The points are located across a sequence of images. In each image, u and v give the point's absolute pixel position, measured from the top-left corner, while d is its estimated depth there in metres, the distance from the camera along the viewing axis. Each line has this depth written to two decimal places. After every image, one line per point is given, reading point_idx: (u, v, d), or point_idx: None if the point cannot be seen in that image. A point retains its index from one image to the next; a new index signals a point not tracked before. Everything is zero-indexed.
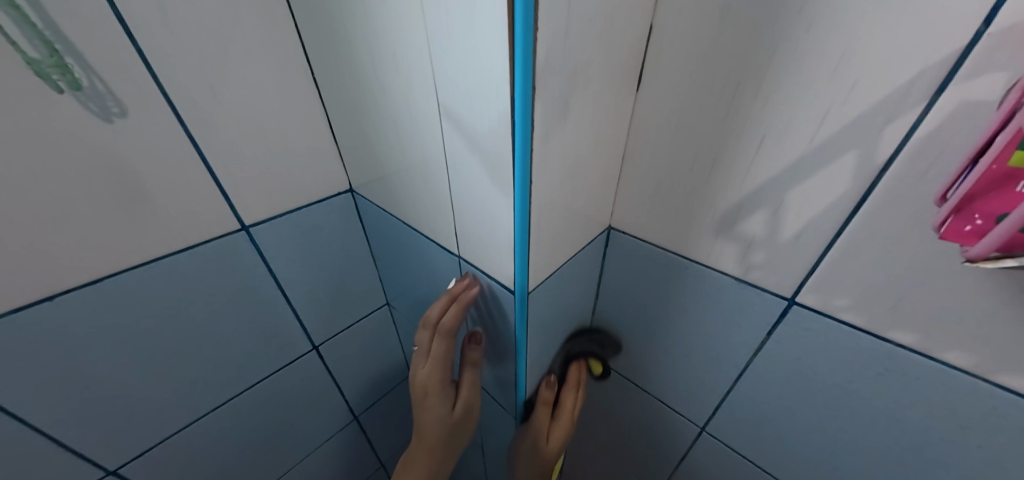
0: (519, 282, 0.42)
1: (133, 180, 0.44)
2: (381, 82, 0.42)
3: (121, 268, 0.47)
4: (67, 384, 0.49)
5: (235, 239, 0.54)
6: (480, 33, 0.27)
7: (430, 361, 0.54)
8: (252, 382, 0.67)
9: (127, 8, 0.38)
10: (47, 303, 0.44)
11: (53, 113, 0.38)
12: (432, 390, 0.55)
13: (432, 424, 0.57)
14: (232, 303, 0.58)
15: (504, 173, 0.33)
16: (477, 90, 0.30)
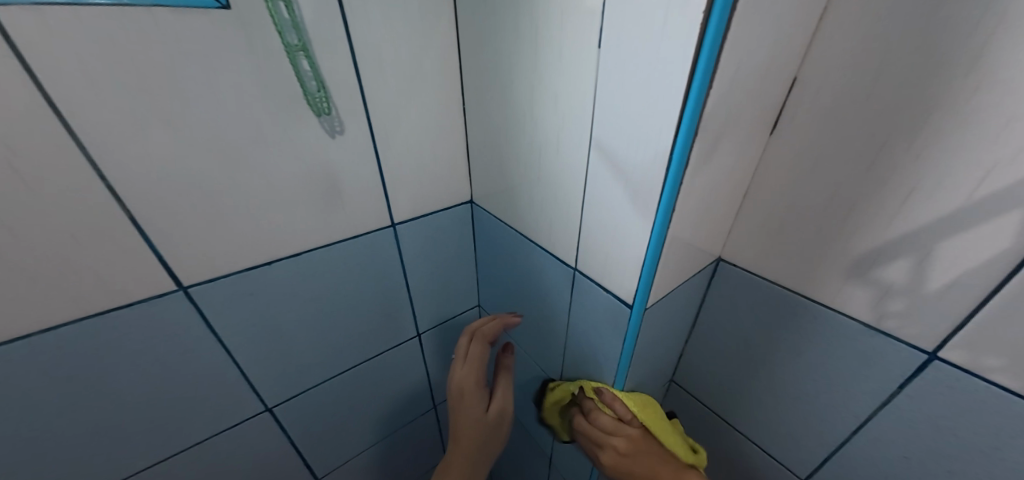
0: (639, 297, 0.45)
1: (333, 180, 0.55)
2: (531, 114, 0.49)
3: (311, 247, 0.58)
4: (256, 337, 0.60)
5: (384, 233, 0.65)
6: (654, 86, 0.33)
7: (467, 362, 0.69)
8: (369, 357, 0.77)
9: (360, 51, 0.49)
10: (264, 267, 0.55)
11: (301, 126, 0.48)
12: (467, 387, 0.68)
13: (469, 421, 0.69)
14: (372, 286, 0.69)
15: (649, 201, 0.38)
16: (638, 129, 0.36)
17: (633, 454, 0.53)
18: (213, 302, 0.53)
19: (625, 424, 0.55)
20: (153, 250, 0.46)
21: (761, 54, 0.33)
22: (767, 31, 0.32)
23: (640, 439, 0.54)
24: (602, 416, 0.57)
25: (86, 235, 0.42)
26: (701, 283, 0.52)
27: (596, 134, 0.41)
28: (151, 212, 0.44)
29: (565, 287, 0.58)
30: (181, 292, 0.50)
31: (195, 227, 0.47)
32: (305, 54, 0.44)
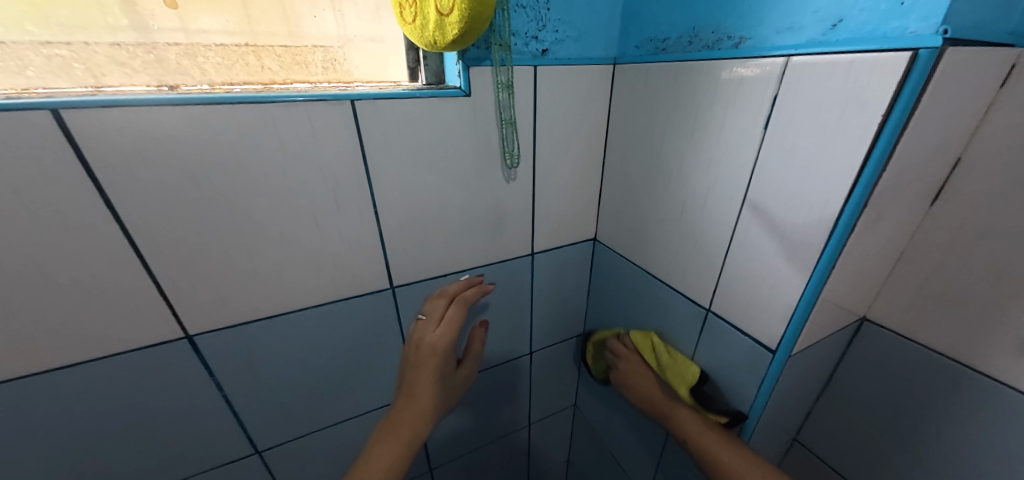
0: (783, 348, 0.46)
1: (497, 215, 0.67)
2: (672, 174, 0.55)
3: (474, 267, 0.70)
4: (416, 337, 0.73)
5: (524, 260, 0.75)
6: (823, 165, 0.38)
7: (445, 323, 0.62)
8: (488, 368, 0.86)
9: (539, 119, 0.61)
10: (438, 279, 0.68)
11: (487, 173, 0.62)
12: (440, 347, 0.62)
13: (433, 386, 0.60)
14: (505, 305, 0.79)
15: (805, 262, 0.41)
16: (801, 199, 0.40)
17: (644, 391, 0.62)
18: (404, 302, 0.67)
19: (628, 360, 0.67)
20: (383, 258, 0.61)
21: (932, 143, 0.37)
22: (941, 126, 0.36)
23: (640, 365, 0.65)
24: (625, 363, 0.67)
25: (350, 243, 0.57)
26: (843, 341, 0.53)
27: (750, 198, 0.45)
28: (388, 229, 0.59)
29: (690, 329, 0.60)
30: (389, 290, 0.65)
31: (409, 242, 0.62)
32: (508, 126, 0.58)
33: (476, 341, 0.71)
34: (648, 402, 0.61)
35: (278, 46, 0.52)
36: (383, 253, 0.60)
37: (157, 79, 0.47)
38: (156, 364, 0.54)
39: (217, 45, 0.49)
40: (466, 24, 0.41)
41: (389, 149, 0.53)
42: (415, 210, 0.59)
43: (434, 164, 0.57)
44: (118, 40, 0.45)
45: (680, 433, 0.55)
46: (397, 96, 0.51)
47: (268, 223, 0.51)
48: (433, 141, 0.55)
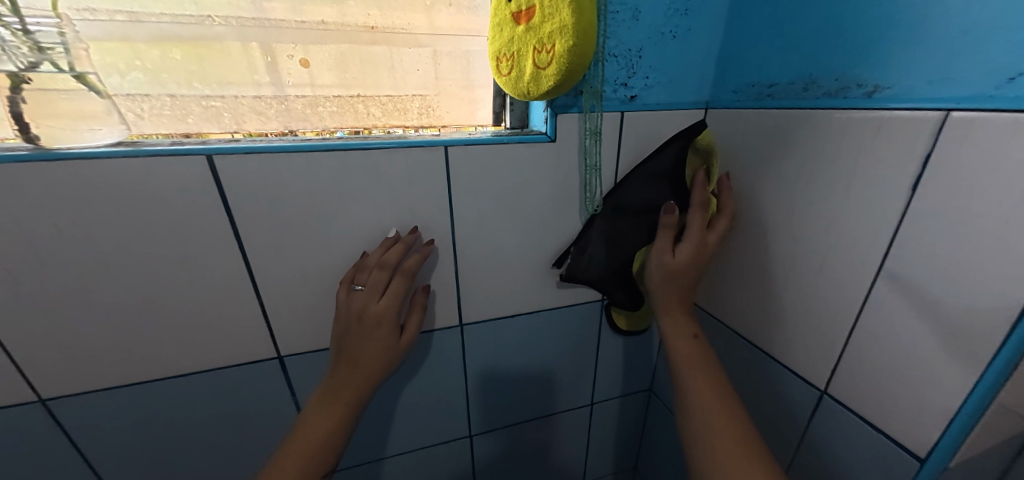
0: (940, 454, 0.38)
1: None
2: (781, 228, 0.49)
3: (543, 309, 0.68)
4: (476, 378, 0.70)
5: (594, 305, 0.71)
6: (1006, 237, 0.31)
7: (390, 295, 0.50)
8: (546, 418, 0.80)
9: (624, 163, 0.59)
10: (505, 319, 0.66)
11: (566, 216, 0.60)
12: (384, 320, 0.50)
13: (377, 358, 0.50)
14: (571, 352, 0.75)
15: (976, 352, 0.34)
16: (971, 274, 0.33)
17: (699, 272, 0.54)
18: (472, 341, 0.66)
19: (720, 244, 0.54)
20: (455, 296, 0.61)
21: None
22: None
23: (710, 259, 0.54)
24: (683, 249, 0.53)
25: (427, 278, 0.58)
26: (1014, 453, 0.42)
27: (890, 266, 0.39)
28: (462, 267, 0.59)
29: (800, 408, 0.51)
30: (458, 328, 0.64)
31: (482, 282, 0.62)
32: (592, 171, 0.56)
33: (412, 318, 0.54)
34: (679, 279, 0.54)
35: (384, 96, 0.57)
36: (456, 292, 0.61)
37: (285, 125, 0.54)
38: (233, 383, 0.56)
39: (334, 96, 0.55)
40: (562, 76, 0.41)
41: (474, 191, 0.54)
42: (489, 248, 0.59)
43: (514, 206, 0.57)
44: (260, 93, 0.52)
45: (686, 337, 0.54)
46: (487, 141, 0.52)
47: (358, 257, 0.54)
48: (517, 185, 0.56)
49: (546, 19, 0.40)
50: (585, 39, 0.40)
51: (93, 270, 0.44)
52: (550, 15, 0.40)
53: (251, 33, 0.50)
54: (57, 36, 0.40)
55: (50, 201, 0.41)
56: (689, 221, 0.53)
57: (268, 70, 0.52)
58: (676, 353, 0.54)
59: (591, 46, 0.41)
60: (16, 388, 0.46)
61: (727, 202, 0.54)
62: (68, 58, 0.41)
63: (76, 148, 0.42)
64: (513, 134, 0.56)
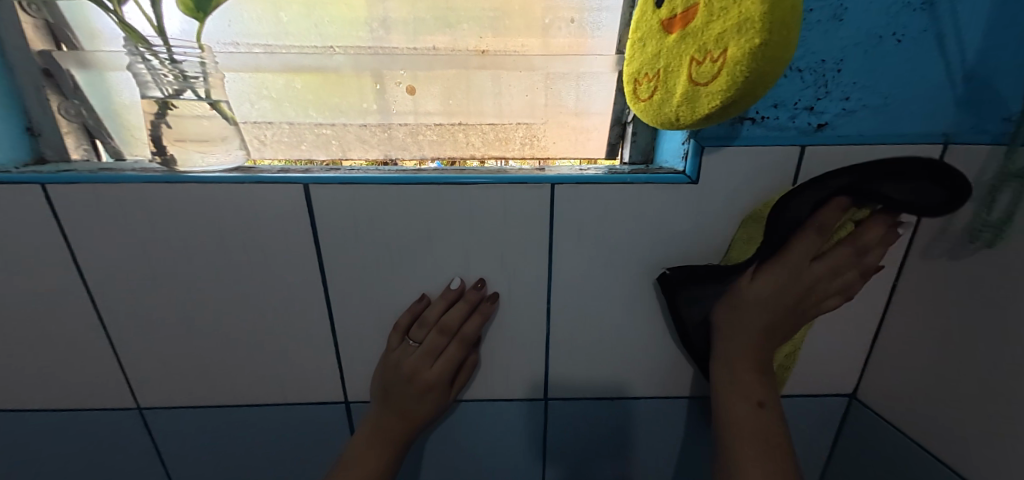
0: None
1: None
2: None
3: (654, 397, 0.51)
4: (554, 468, 0.54)
5: None
6: None
7: (447, 360, 0.43)
8: None
9: None
10: (603, 401, 0.51)
11: None
12: (438, 386, 0.43)
13: (423, 419, 0.43)
14: (685, 458, 0.55)
15: None
16: None
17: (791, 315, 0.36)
18: (557, 421, 0.52)
19: (824, 285, 0.35)
20: (547, 366, 0.48)
21: None
22: None
23: (812, 298, 0.35)
24: (766, 277, 0.36)
25: (514, 340, 0.47)
26: None
27: None
28: (559, 331, 0.46)
29: None
30: (542, 402, 0.50)
31: (584, 352, 0.48)
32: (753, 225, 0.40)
33: (459, 377, 0.45)
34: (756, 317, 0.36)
35: (486, 125, 0.52)
36: (547, 360, 0.48)
37: (386, 153, 0.52)
38: (277, 424, 0.50)
39: (436, 125, 0.51)
40: (743, 87, 0.28)
41: (586, 237, 0.42)
42: (596, 311, 0.46)
43: (637, 259, 0.43)
44: (366, 122, 0.51)
45: (745, 403, 0.36)
46: (605, 179, 0.40)
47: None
48: (643, 234, 0.42)
49: (718, 15, 0.29)
50: (785, 28, 0.26)
51: (187, 289, 0.43)
52: (723, 9, 0.28)
53: (367, 62, 0.48)
54: (201, 66, 0.41)
55: (156, 216, 0.40)
56: (801, 241, 0.34)
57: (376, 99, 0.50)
58: (721, 414, 0.37)
59: (794, 41, 0.27)
60: (121, 392, 0.48)
61: (867, 258, 0.35)
62: (206, 87, 0.42)
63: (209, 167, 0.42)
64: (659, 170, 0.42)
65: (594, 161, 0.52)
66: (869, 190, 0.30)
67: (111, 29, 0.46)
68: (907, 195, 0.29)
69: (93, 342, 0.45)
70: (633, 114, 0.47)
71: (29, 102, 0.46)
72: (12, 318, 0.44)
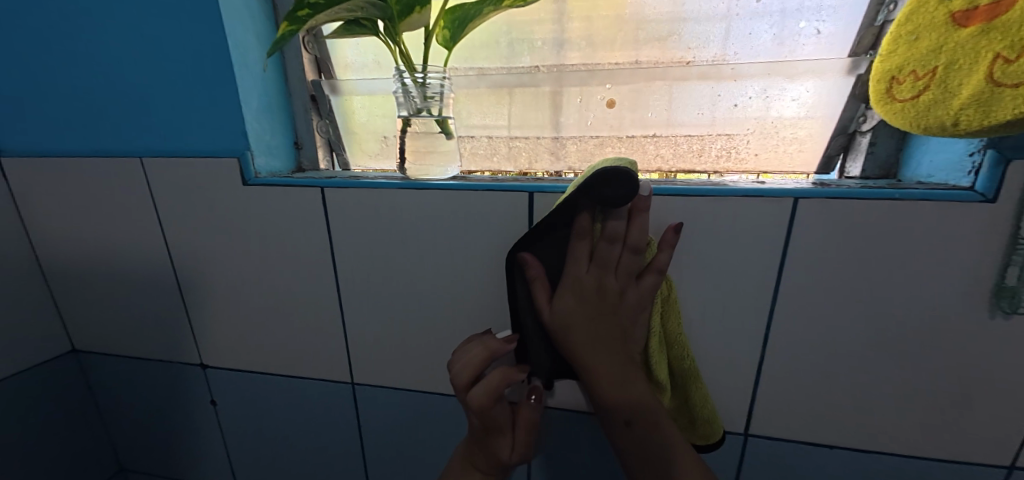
0: None
1: (973, 385, 0.39)
2: None
3: (883, 452, 0.43)
4: None
5: (992, 475, 0.41)
6: None
7: (487, 414, 0.40)
8: None
9: None
10: (814, 446, 0.44)
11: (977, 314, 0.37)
12: (492, 431, 0.41)
13: (492, 458, 0.43)
14: None
15: None
16: None
17: (599, 317, 0.38)
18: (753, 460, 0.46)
19: (616, 279, 0.38)
20: (753, 395, 0.44)
21: None
22: None
23: (613, 296, 0.38)
24: (561, 299, 0.39)
25: (718, 363, 0.44)
26: None
27: None
28: (771, 358, 0.43)
29: None
30: (738, 436, 0.46)
31: (799, 384, 0.43)
32: None
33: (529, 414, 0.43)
34: (570, 335, 0.39)
35: (680, 136, 0.49)
36: (753, 388, 0.44)
37: (569, 166, 0.54)
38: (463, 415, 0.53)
39: (627, 137, 0.51)
40: None
41: (823, 257, 0.38)
42: (818, 337, 0.41)
43: (888, 287, 0.38)
44: (558, 134, 0.53)
45: (617, 417, 0.38)
46: (857, 195, 0.37)
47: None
48: (901, 259, 0.37)
49: None
50: None
51: (413, 282, 0.48)
52: None
53: (572, 76, 0.50)
54: (441, 88, 0.47)
55: (400, 216, 0.46)
56: (572, 255, 0.39)
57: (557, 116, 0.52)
58: (608, 431, 0.40)
59: None
60: (341, 367, 0.55)
61: (631, 233, 0.38)
62: (440, 107, 0.48)
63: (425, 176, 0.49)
64: (924, 187, 0.37)
65: (801, 176, 0.48)
66: (598, 194, 0.34)
67: (357, 62, 0.56)
68: (619, 190, 0.33)
69: (331, 321, 0.53)
70: (876, 121, 0.42)
71: (297, 120, 0.56)
72: (276, 296, 0.53)
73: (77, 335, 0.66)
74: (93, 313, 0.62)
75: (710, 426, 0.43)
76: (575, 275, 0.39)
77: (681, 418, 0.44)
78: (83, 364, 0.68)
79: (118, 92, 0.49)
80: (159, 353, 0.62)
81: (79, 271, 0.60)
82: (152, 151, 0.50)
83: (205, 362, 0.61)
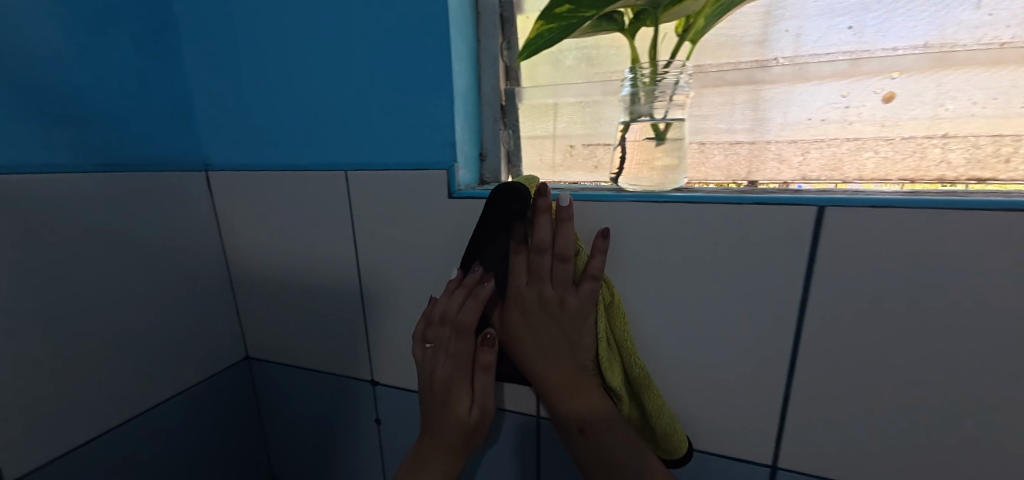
0: None
1: None
2: None
3: None
4: None
5: None
6: None
7: (449, 354, 0.47)
8: None
9: None
10: None
11: None
12: (450, 382, 0.47)
13: (452, 421, 0.47)
14: None
15: None
16: None
17: (543, 325, 0.43)
18: None
19: (554, 288, 0.42)
20: None
21: None
22: None
23: (552, 304, 0.42)
24: (509, 309, 0.45)
25: None
26: None
27: None
28: None
29: None
30: None
31: None
32: None
33: (482, 375, 0.48)
34: (518, 340, 0.45)
35: (985, 135, 0.38)
36: None
37: (808, 175, 0.44)
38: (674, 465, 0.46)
39: (899, 139, 0.41)
40: None
41: None
42: None
43: None
44: (795, 137, 0.44)
45: (570, 421, 0.43)
46: None
47: (974, 378, 0.34)
48: None
49: None
50: None
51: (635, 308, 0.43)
52: None
53: (826, 68, 0.41)
54: (671, 86, 0.39)
55: (632, 235, 0.41)
56: (513, 269, 0.44)
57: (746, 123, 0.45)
58: (563, 433, 0.45)
59: None
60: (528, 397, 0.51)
61: (558, 241, 0.41)
62: (665, 108, 0.40)
63: (640, 188, 0.42)
64: None
65: None
66: (507, 209, 0.41)
67: (564, 66, 0.53)
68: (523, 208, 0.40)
69: None
70: None
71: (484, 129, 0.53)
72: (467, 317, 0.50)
73: (253, 343, 0.67)
74: (273, 323, 0.63)
75: (672, 438, 0.42)
76: (516, 287, 0.44)
77: (647, 431, 0.44)
78: (253, 372, 0.69)
79: (316, 107, 0.49)
80: (331, 367, 0.62)
81: (266, 283, 0.61)
82: (356, 164, 0.49)
83: (376, 380, 0.59)
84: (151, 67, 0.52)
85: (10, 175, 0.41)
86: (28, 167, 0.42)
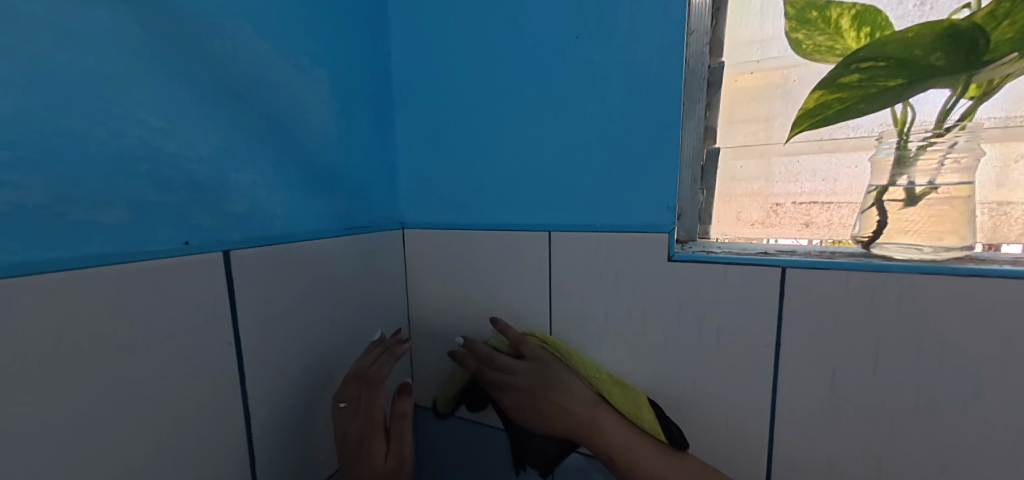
0: None
1: None
2: None
3: None
4: None
5: None
6: None
7: (366, 408, 0.43)
8: None
9: None
10: None
11: None
12: (364, 434, 0.42)
13: (377, 463, 0.42)
14: None
15: None
16: None
17: (529, 394, 0.48)
18: None
19: (507, 366, 0.49)
20: None
21: None
22: None
23: (521, 373, 0.48)
24: (503, 396, 0.50)
25: None
26: None
27: None
28: None
29: None
30: None
31: None
32: None
33: (404, 424, 0.44)
34: (519, 412, 0.49)
35: None
36: None
37: None
38: None
39: None
40: None
41: None
42: None
43: None
44: None
45: (598, 451, 0.44)
46: None
47: None
48: None
49: None
50: None
51: (917, 395, 0.38)
52: None
53: None
54: (946, 148, 0.36)
55: (922, 303, 0.37)
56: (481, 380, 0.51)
57: (987, 182, 0.42)
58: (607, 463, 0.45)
59: None
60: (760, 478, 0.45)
61: (483, 352, 0.51)
62: (935, 171, 0.37)
63: (911, 255, 0.38)
64: None
65: None
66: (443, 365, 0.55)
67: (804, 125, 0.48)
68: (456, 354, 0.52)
69: (757, 424, 0.44)
70: None
71: None
72: (678, 384, 0.48)
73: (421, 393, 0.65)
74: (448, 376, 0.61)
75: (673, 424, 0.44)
76: (491, 375, 0.50)
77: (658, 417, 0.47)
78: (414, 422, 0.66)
79: (537, 176, 0.52)
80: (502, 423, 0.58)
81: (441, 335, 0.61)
82: (573, 226, 0.51)
83: None
84: (382, 138, 0.56)
85: (314, 243, 0.44)
86: (317, 236, 0.45)
